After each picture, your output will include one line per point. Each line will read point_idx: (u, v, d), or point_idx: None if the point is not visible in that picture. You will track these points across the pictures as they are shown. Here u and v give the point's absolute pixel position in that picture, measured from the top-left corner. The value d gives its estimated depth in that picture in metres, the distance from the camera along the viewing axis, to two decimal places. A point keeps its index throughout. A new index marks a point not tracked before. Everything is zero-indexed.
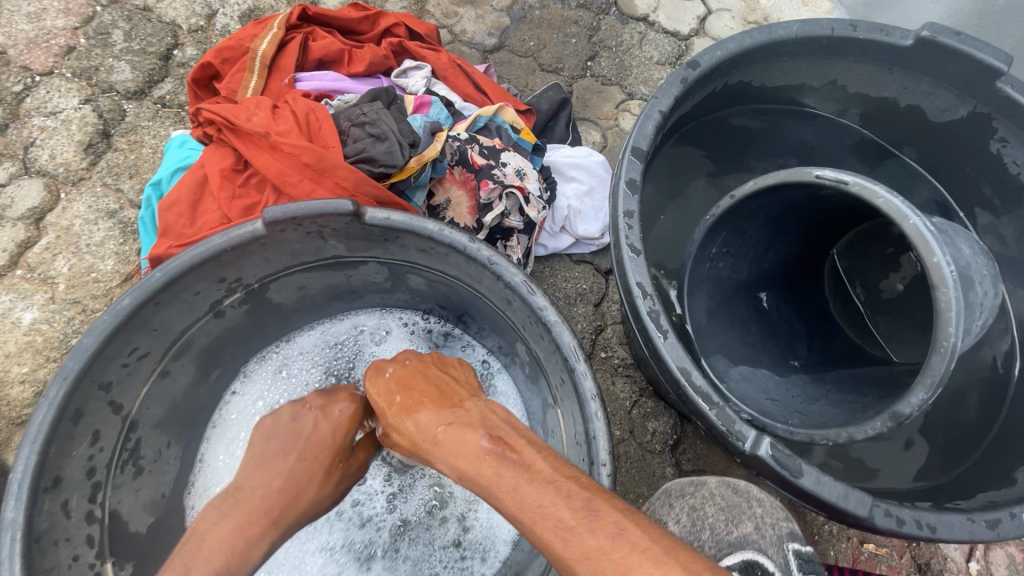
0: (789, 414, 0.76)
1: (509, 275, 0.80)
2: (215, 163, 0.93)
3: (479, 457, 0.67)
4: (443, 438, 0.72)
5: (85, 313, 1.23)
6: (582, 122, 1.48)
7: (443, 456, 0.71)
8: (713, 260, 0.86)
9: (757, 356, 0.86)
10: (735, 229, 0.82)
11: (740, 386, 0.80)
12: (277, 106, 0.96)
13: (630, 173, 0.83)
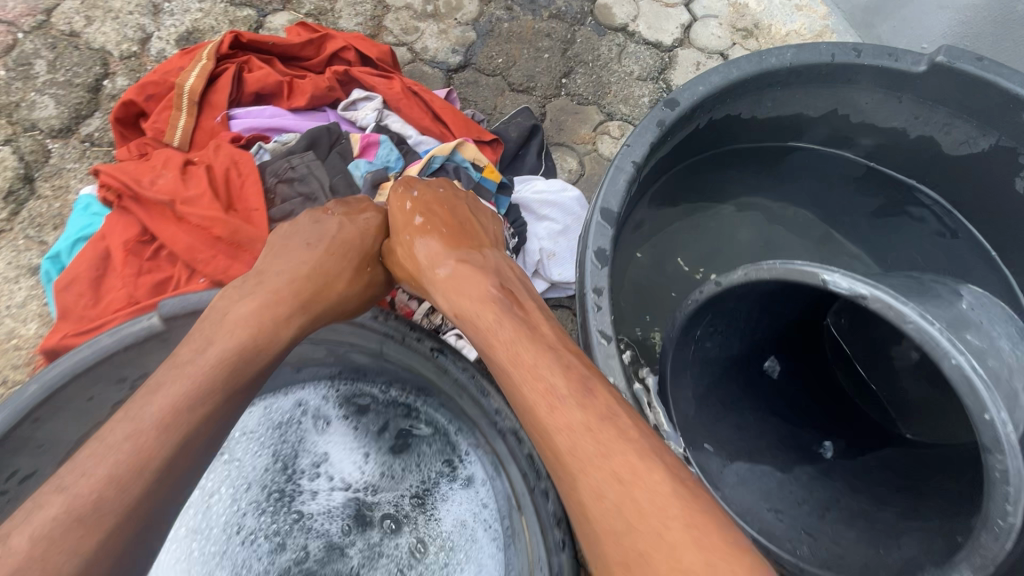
0: (798, 536, 0.65)
1: (455, 373, 0.71)
2: (118, 234, 0.83)
3: (492, 314, 0.72)
4: (456, 274, 0.78)
5: (4, 386, 1.10)
6: (556, 148, 1.35)
7: (456, 288, 0.76)
8: (699, 341, 0.74)
9: (756, 449, 0.73)
10: (724, 307, 0.71)
11: (739, 493, 0.67)
12: (191, 166, 0.88)
13: (598, 242, 0.71)
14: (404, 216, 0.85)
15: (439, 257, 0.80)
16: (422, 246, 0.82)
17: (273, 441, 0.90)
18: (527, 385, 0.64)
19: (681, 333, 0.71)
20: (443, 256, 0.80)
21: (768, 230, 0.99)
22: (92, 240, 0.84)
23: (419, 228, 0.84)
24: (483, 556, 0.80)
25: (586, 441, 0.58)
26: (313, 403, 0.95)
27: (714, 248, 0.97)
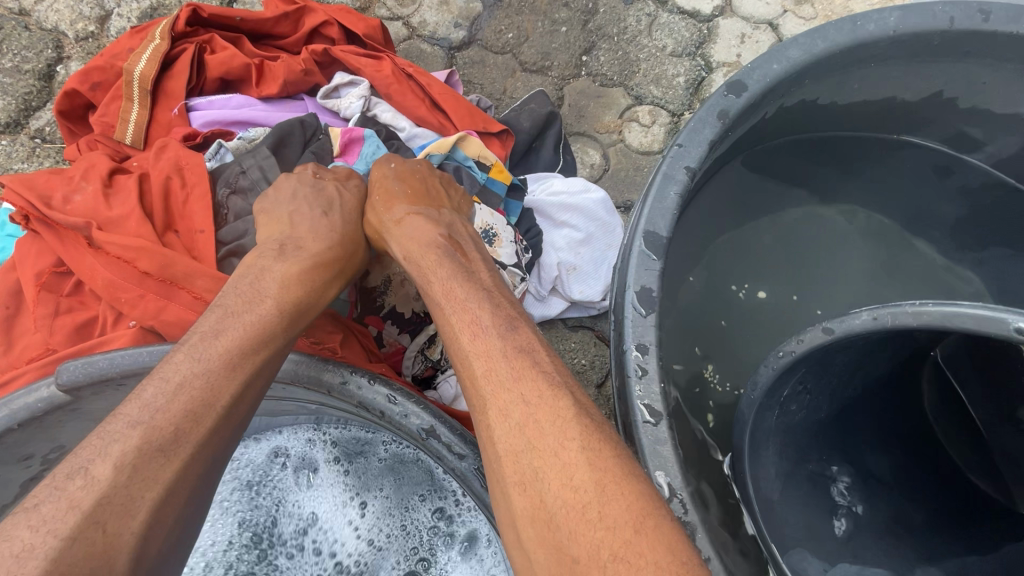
0: None
1: (451, 458, 0.55)
2: (31, 263, 0.70)
3: (433, 259, 0.68)
4: (409, 223, 0.73)
5: None
6: (576, 139, 1.16)
7: (407, 234, 0.72)
8: (782, 403, 0.59)
9: (857, 544, 0.57)
10: (817, 361, 0.55)
11: None
12: (120, 179, 0.74)
13: (643, 279, 0.53)
14: (375, 174, 0.80)
15: (398, 212, 0.75)
16: (377, 197, 0.77)
17: (243, 504, 0.78)
18: (454, 321, 0.61)
19: (763, 396, 0.56)
20: (401, 213, 0.74)
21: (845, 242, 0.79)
22: (0, 272, 0.71)
23: (387, 188, 0.78)
24: None
25: (499, 366, 0.55)
26: (292, 450, 0.82)
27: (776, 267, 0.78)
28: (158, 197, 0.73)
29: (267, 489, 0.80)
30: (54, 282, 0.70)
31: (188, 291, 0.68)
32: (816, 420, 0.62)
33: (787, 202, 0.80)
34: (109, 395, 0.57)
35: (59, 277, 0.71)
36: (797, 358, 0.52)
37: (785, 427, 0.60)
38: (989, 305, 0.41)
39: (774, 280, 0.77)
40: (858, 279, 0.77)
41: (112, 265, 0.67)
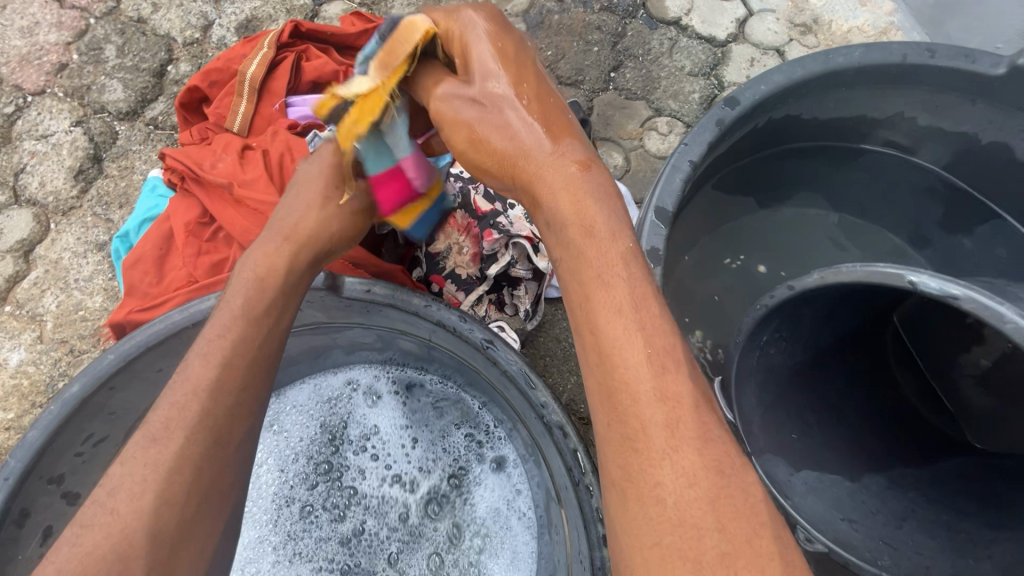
0: (877, 546, 0.66)
1: (506, 362, 0.73)
2: (181, 215, 0.92)
3: (589, 206, 0.58)
4: (577, 176, 0.60)
5: (72, 354, 1.17)
6: (603, 143, 1.34)
7: (575, 182, 0.59)
8: (765, 347, 0.73)
9: (823, 456, 0.74)
10: (789, 314, 0.71)
11: (808, 502, 0.69)
12: (247, 153, 0.95)
13: (652, 240, 0.71)
14: (512, 66, 0.64)
15: (560, 153, 0.61)
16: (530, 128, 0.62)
17: (322, 415, 0.99)
18: (615, 280, 0.55)
19: (748, 339, 0.71)
20: (561, 159, 0.61)
21: (822, 232, 0.97)
22: (157, 222, 0.93)
23: (538, 108, 0.63)
24: (519, 542, 0.89)
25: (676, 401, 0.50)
26: (362, 380, 1.01)
27: (762, 249, 0.96)
28: (276, 169, 0.93)
29: (338, 408, 0.99)
30: (197, 229, 0.91)
31: None
32: (796, 364, 0.77)
33: (777, 200, 0.98)
34: None
35: (201, 227, 0.92)
36: (770, 308, 0.67)
37: (766, 367, 0.76)
38: (899, 264, 0.55)
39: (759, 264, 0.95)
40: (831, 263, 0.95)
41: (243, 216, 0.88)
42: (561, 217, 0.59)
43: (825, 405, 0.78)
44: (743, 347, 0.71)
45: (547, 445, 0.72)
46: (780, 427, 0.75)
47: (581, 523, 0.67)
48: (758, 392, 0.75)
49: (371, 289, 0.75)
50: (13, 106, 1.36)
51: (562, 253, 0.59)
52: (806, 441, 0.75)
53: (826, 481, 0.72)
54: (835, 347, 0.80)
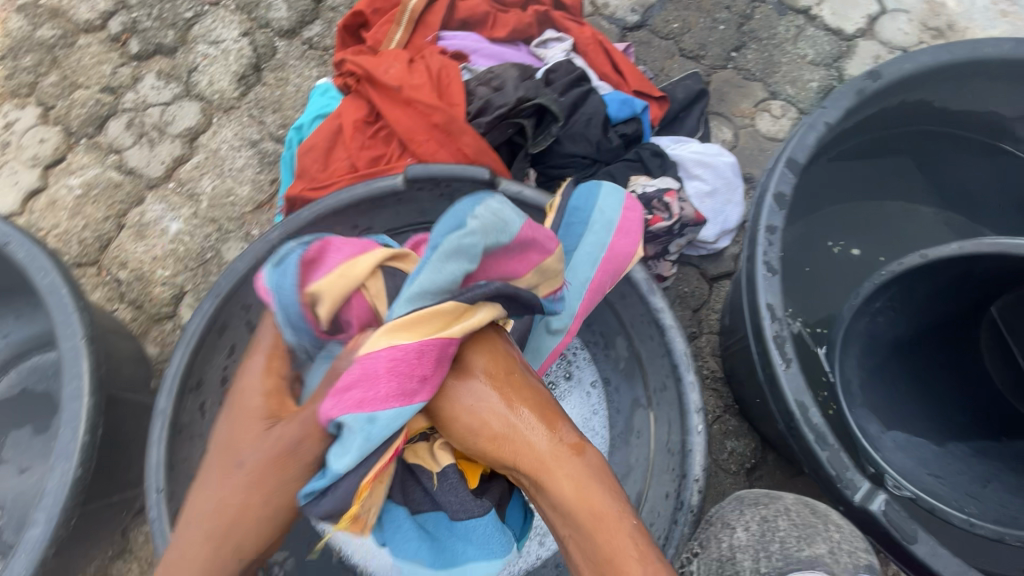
0: (963, 497, 0.73)
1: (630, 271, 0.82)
2: (350, 113, 0.98)
3: (589, 484, 0.62)
4: (582, 469, 0.62)
5: (220, 232, 1.35)
6: (714, 117, 1.39)
7: (575, 472, 0.62)
8: (873, 315, 0.82)
9: (910, 420, 0.82)
10: (907, 285, 0.78)
11: (900, 457, 0.77)
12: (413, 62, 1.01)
13: (780, 186, 0.78)
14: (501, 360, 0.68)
15: (556, 446, 0.63)
16: (511, 433, 0.64)
17: None
18: (609, 519, 0.60)
19: (861, 304, 0.79)
20: (558, 447, 0.63)
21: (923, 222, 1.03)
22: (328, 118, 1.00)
23: (501, 391, 0.66)
24: None
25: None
26: None
27: (864, 233, 1.02)
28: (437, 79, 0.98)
29: None
30: (363, 128, 0.99)
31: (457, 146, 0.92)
32: (896, 337, 0.85)
33: (886, 188, 1.04)
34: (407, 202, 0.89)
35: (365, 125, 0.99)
36: (896, 275, 0.76)
37: (867, 334, 0.84)
38: None
39: (857, 245, 1.01)
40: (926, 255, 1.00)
41: (407, 116, 0.95)
42: (568, 507, 0.61)
43: (908, 379, 0.85)
44: (854, 310, 0.80)
45: (662, 350, 0.79)
46: (872, 395, 0.83)
47: (679, 421, 0.76)
48: (859, 357, 0.84)
49: (523, 191, 0.83)
50: (193, 13, 1.54)
51: (569, 530, 0.61)
52: (895, 405, 0.83)
53: (915, 443, 0.80)
54: (930, 331, 0.86)
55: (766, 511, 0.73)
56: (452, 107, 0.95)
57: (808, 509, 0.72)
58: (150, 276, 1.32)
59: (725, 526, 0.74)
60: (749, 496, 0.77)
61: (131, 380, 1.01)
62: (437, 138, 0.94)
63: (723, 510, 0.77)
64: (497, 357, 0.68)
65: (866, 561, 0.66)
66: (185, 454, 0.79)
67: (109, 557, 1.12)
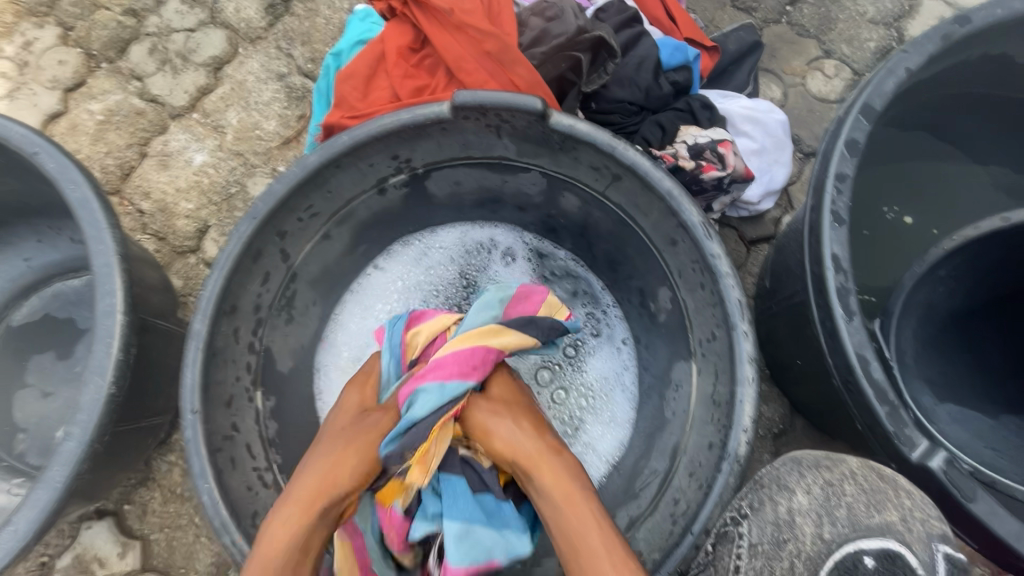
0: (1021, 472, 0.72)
1: (686, 214, 0.74)
2: (394, 39, 0.95)
3: (569, 484, 0.72)
4: (558, 465, 0.73)
5: (246, 166, 1.31)
6: (764, 74, 1.32)
7: (556, 472, 0.73)
8: (937, 281, 0.79)
9: (968, 392, 0.80)
10: (972, 253, 0.76)
11: (954, 429, 0.74)
12: None
13: (853, 133, 0.74)
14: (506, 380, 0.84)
15: (541, 444, 0.75)
16: (506, 432, 0.76)
17: (463, 260, 1.07)
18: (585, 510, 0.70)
19: (926, 271, 0.77)
20: (543, 445, 0.75)
21: (975, 192, 1.00)
22: (370, 43, 0.96)
23: (496, 399, 0.81)
24: (618, 407, 0.98)
25: None
26: (503, 241, 1.07)
27: (915, 203, 0.99)
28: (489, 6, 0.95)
29: (480, 257, 1.07)
30: (407, 55, 0.95)
31: (509, 76, 0.91)
32: (953, 308, 0.82)
33: (937, 154, 1.02)
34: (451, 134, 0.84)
35: (411, 52, 0.95)
36: (972, 238, 0.73)
37: (925, 304, 0.80)
38: None
39: (909, 212, 0.98)
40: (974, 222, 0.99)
41: (458, 43, 0.92)
42: (550, 495, 0.71)
43: (964, 351, 0.82)
44: (919, 277, 0.77)
45: (713, 300, 0.75)
46: (929, 369, 0.79)
47: (728, 372, 0.72)
48: (914, 331, 0.80)
49: (576, 125, 0.78)
50: None
51: (552, 517, 0.71)
52: (950, 381, 0.79)
53: (973, 417, 0.77)
54: (991, 302, 0.82)
55: (831, 476, 0.74)
56: (505, 35, 0.93)
57: (875, 473, 0.72)
58: (174, 209, 1.29)
59: (784, 488, 0.75)
60: (810, 459, 0.76)
61: (158, 307, 0.99)
62: (487, 67, 0.92)
63: (780, 472, 0.76)
64: (500, 382, 0.83)
65: (940, 530, 0.67)
66: (219, 378, 0.77)
67: (132, 483, 1.13)
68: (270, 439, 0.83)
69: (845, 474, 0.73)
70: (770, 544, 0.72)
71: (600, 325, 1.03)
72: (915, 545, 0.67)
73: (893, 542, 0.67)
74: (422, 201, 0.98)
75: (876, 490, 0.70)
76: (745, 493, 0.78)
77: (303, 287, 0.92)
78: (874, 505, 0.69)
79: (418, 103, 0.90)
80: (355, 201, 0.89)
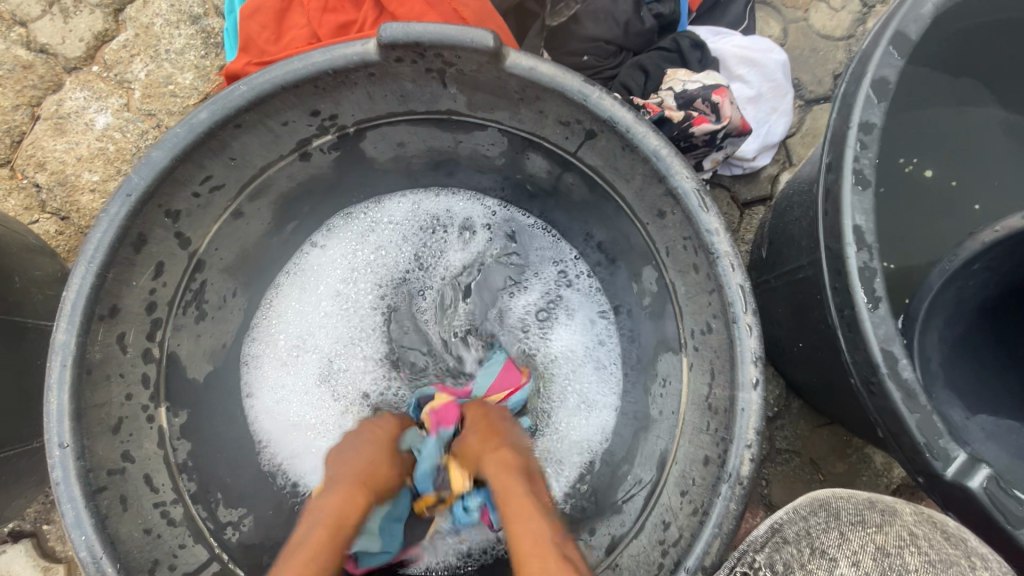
0: None
1: (676, 178, 0.60)
2: None
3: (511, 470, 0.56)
4: (499, 456, 0.58)
5: (160, 130, 1.12)
6: (761, 7, 1.14)
7: (496, 457, 0.58)
8: (968, 280, 0.70)
9: (997, 399, 0.73)
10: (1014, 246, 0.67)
11: (987, 445, 0.68)
12: None
13: (882, 70, 0.58)
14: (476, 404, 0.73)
15: (485, 443, 0.61)
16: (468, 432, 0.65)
17: (417, 234, 0.89)
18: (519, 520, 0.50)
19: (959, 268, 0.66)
20: (487, 441, 0.61)
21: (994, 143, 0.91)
22: None
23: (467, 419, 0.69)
24: (597, 392, 0.84)
25: None
26: (461, 209, 0.90)
27: (932, 154, 0.90)
28: None
29: (438, 229, 0.90)
30: None
31: (451, 5, 0.74)
32: (982, 302, 0.75)
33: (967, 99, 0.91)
34: (382, 83, 0.66)
35: None
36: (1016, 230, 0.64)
37: (955, 300, 0.72)
38: None
39: (929, 165, 0.90)
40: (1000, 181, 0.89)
41: None
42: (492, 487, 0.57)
43: (995, 348, 0.76)
44: (948, 275, 0.67)
45: (708, 284, 0.61)
46: (957, 372, 0.74)
47: (728, 373, 0.59)
48: (943, 331, 0.73)
49: (538, 67, 0.61)
50: None
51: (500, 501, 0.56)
52: (978, 383, 0.74)
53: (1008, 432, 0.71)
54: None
55: (883, 536, 0.57)
56: None
57: (941, 534, 0.56)
58: (76, 181, 1.09)
59: (820, 551, 0.56)
60: (851, 513, 0.60)
61: (45, 305, 0.82)
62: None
63: (811, 528, 0.59)
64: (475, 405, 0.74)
65: None
66: (102, 399, 0.61)
67: (50, 500, 0.98)
68: (181, 465, 0.69)
69: (903, 536, 0.56)
70: None
71: (569, 299, 0.88)
72: None
73: None
74: (358, 167, 0.81)
75: (943, 559, 0.53)
76: (764, 548, 0.58)
77: (214, 276, 0.75)
78: None
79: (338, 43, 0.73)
80: (268, 170, 0.72)
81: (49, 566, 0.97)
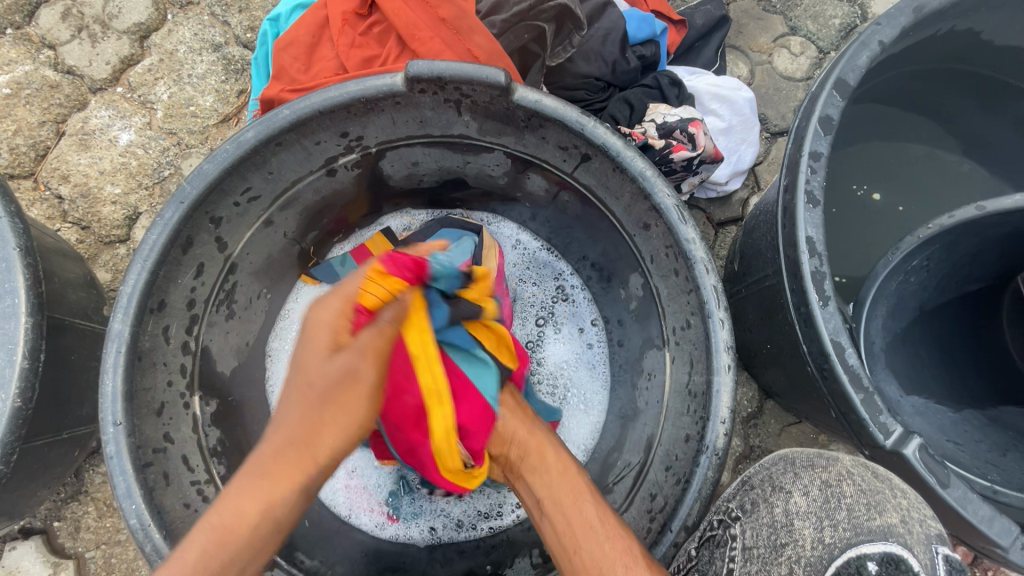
0: (980, 464, 0.74)
1: (658, 196, 0.70)
2: (340, 5, 0.88)
3: (569, 465, 0.66)
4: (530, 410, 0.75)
5: (180, 147, 1.19)
6: (730, 51, 1.28)
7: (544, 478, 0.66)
8: (908, 272, 0.80)
9: (934, 393, 0.84)
10: (943, 244, 0.77)
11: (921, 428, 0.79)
12: None
13: (827, 109, 0.70)
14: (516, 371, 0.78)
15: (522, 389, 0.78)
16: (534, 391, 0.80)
17: None
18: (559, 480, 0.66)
19: (900, 259, 0.76)
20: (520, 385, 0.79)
21: (931, 167, 1.03)
22: (312, 8, 0.89)
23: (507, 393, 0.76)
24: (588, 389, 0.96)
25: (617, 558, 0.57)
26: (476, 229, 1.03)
27: (880, 181, 1.02)
28: None
29: None
30: (354, 22, 0.88)
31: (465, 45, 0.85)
32: (916, 303, 0.86)
33: (902, 132, 1.04)
34: (405, 111, 0.76)
35: (358, 19, 0.88)
36: (945, 228, 0.73)
37: (898, 293, 0.83)
38: None
39: (878, 191, 1.01)
40: (938, 206, 1.00)
41: (411, 10, 0.85)
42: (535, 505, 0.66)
43: (933, 347, 0.87)
44: (892, 266, 0.77)
45: (687, 286, 0.71)
46: (895, 363, 0.85)
47: (704, 360, 0.68)
48: (885, 319, 0.84)
49: (543, 100, 0.71)
50: None
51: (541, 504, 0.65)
52: (916, 376, 0.85)
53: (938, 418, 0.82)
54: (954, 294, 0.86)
55: (828, 475, 0.68)
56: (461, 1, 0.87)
57: (871, 472, 0.67)
58: (98, 193, 1.16)
59: (779, 488, 0.70)
60: (803, 458, 0.72)
61: (79, 305, 0.88)
62: (443, 36, 0.85)
63: (773, 473, 0.72)
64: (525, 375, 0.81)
65: (937, 530, 0.63)
66: (148, 384, 0.68)
67: (62, 498, 1.01)
68: (211, 449, 0.76)
69: (843, 474, 0.68)
70: (766, 547, 0.66)
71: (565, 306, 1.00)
72: (917, 547, 0.61)
73: (896, 546, 0.61)
74: (375, 184, 0.90)
75: (874, 490, 0.65)
76: (736, 495, 0.74)
77: (244, 278, 0.83)
78: (873, 506, 0.64)
79: (364, 74, 0.83)
80: (298, 185, 0.80)
81: (58, 563, 0.99)
